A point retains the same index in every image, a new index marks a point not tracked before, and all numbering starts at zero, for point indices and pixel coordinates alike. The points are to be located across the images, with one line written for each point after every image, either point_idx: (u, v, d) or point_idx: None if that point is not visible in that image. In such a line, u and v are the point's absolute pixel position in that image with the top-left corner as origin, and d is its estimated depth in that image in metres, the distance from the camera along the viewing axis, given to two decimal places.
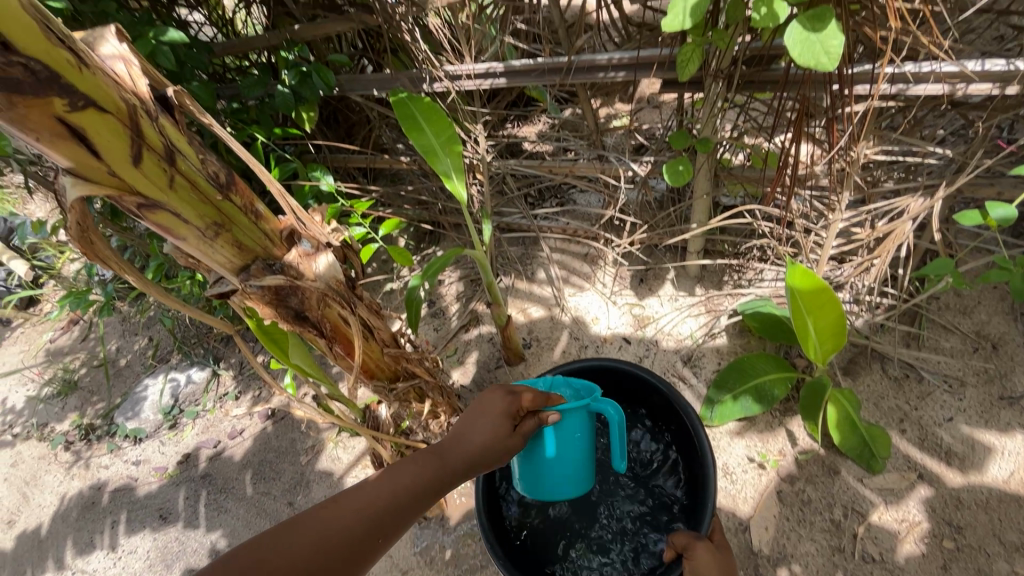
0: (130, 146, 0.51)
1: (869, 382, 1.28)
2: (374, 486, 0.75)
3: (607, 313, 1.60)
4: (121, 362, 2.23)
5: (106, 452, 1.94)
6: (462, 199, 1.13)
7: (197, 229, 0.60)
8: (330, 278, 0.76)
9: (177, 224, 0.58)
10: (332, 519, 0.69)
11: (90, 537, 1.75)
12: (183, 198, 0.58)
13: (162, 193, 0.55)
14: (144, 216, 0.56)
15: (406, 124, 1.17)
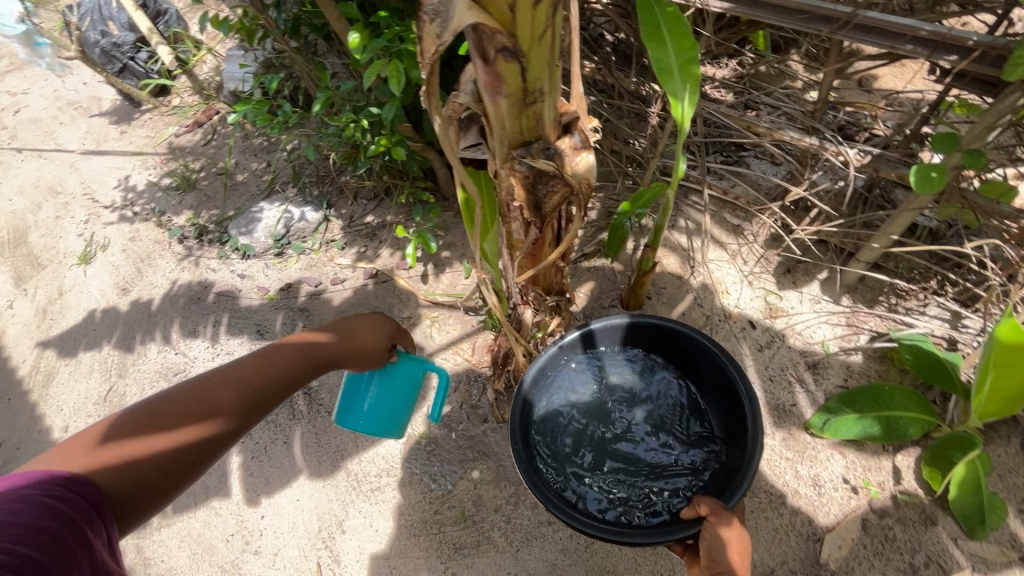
0: None
1: (1002, 453, 1.23)
2: (219, 393, 0.82)
3: (740, 291, 1.53)
4: (238, 178, 2.29)
5: (216, 257, 2.06)
6: (684, 130, 1.02)
7: (523, 91, 0.58)
8: (588, 180, 0.71)
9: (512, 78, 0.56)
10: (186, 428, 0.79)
11: (191, 326, 1.90)
12: (532, 55, 0.55)
13: (529, 43, 0.53)
14: (498, 63, 0.54)
15: (647, 31, 1.06)
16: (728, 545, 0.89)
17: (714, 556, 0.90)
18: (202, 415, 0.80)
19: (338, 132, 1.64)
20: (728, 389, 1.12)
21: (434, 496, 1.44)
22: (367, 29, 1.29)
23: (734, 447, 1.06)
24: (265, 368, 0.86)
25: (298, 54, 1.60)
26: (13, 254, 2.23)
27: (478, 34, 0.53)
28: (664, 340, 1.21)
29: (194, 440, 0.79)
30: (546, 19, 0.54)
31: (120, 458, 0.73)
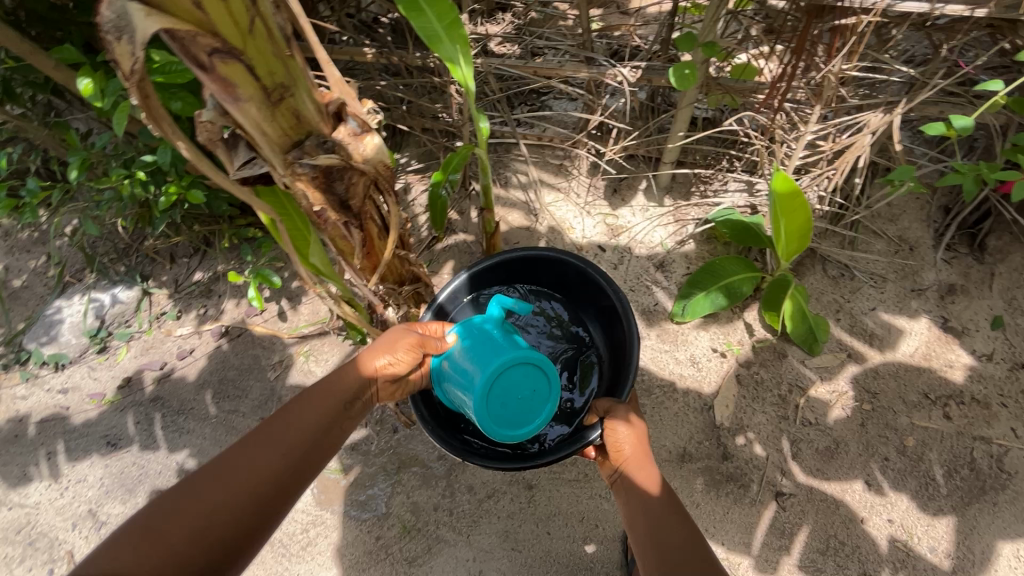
0: None
1: (812, 281, 1.49)
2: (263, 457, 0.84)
3: (582, 222, 1.66)
4: (15, 284, 1.90)
5: (21, 381, 1.72)
6: (471, 90, 1.06)
7: (262, 88, 0.59)
8: (379, 161, 0.70)
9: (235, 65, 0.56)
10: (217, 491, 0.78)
11: (20, 470, 1.59)
12: (249, 49, 0.57)
13: (235, 36, 0.55)
14: (214, 66, 0.55)
15: (403, 4, 1.05)
16: (628, 435, 1.00)
17: (619, 448, 1.01)
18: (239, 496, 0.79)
19: (115, 194, 1.42)
20: (594, 287, 1.20)
21: (370, 524, 1.39)
22: (96, 71, 1.12)
23: (618, 336, 1.17)
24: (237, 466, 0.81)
25: (27, 120, 1.35)
26: None
27: (179, 41, 0.53)
28: (523, 267, 1.25)
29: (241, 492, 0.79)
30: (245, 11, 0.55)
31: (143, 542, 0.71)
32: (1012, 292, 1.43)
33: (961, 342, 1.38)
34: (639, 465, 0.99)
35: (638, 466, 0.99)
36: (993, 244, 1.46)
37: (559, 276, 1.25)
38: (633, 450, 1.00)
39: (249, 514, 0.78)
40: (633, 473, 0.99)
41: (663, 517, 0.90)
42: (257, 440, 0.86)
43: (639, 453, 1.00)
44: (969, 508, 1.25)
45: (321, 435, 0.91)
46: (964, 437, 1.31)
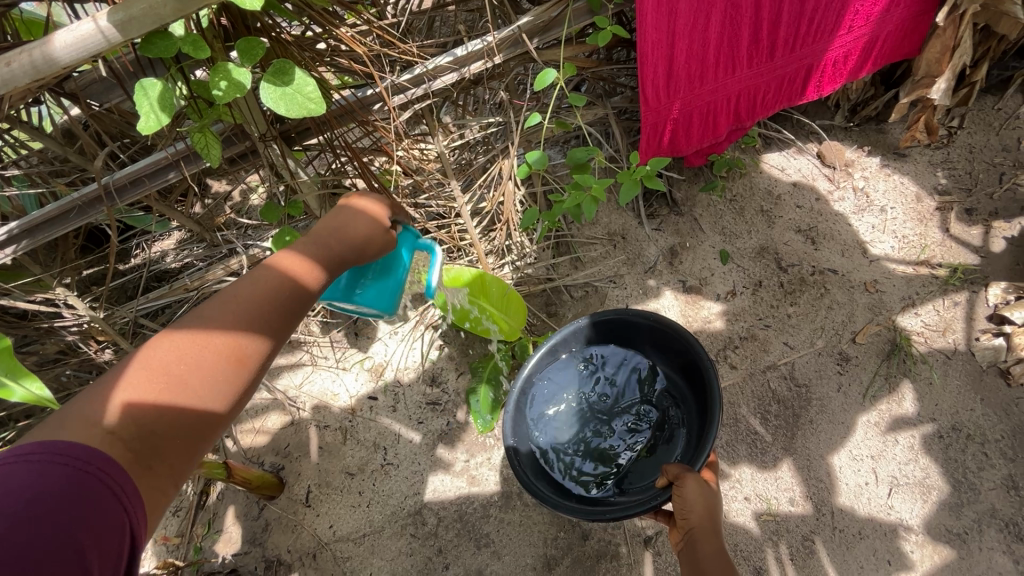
0: None
1: (567, 312, 1.46)
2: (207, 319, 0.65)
3: (343, 382, 1.51)
4: None
5: None
6: (49, 399, 0.90)
7: None
8: None
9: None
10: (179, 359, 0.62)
11: None
12: None
13: None
14: None
15: None
16: (694, 500, 0.88)
17: (683, 512, 0.89)
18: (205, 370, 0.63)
19: None
20: (693, 365, 1.08)
21: None
22: None
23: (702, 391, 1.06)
24: (193, 337, 0.64)
25: None
26: None
27: None
28: (635, 331, 1.17)
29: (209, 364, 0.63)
30: None
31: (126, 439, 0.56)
32: (719, 223, 1.51)
33: (705, 294, 1.43)
34: (705, 532, 0.86)
35: (702, 532, 0.86)
36: (680, 195, 1.55)
37: (662, 346, 1.15)
38: (697, 514, 0.87)
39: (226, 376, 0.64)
40: (696, 541, 0.86)
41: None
42: (222, 300, 0.67)
43: (707, 520, 0.87)
44: (796, 441, 1.25)
45: (283, 299, 0.69)
46: (757, 376, 1.33)
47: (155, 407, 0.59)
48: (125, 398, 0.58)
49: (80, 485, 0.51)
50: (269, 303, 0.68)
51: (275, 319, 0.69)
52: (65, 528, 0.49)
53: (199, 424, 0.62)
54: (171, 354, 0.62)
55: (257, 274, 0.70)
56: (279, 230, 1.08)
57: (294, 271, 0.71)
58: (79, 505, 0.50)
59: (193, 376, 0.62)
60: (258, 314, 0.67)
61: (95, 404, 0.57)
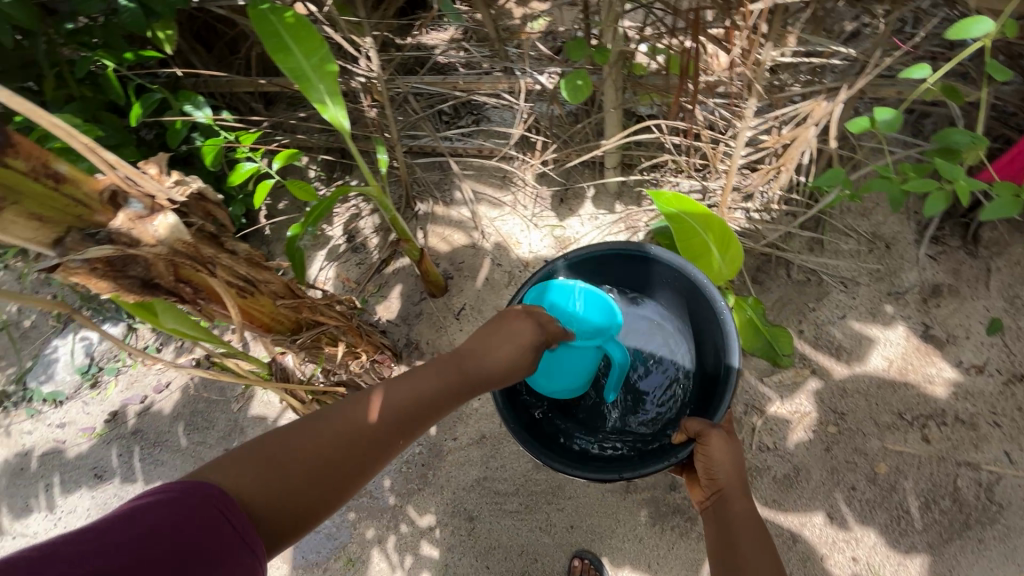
0: None
1: (776, 289, 1.33)
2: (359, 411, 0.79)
3: (529, 236, 1.58)
4: (24, 325, 2.07)
5: (27, 417, 1.86)
6: (344, 130, 1.02)
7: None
8: (174, 241, 0.68)
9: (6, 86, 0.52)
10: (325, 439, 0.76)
11: (25, 500, 1.70)
12: None
13: None
14: None
15: (269, 44, 1.01)
16: (722, 456, 0.91)
17: (712, 470, 0.92)
18: (339, 433, 0.76)
19: None
20: (698, 307, 1.13)
21: (320, 558, 1.39)
22: None
23: (707, 331, 1.11)
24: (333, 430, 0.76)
25: None
26: None
27: None
28: (645, 272, 1.19)
29: (347, 437, 0.76)
30: None
31: (270, 469, 0.71)
32: (1016, 289, 1.22)
33: (944, 353, 1.21)
34: (734, 492, 0.89)
35: (732, 492, 0.89)
36: (988, 235, 1.25)
37: (670, 288, 1.18)
38: (726, 473, 0.90)
39: (359, 434, 0.77)
40: (726, 500, 0.89)
41: (739, 536, 0.84)
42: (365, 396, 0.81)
43: (735, 480, 0.90)
44: (947, 546, 1.10)
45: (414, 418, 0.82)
46: (947, 463, 1.15)
47: (307, 482, 0.72)
48: (273, 478, 0.71)
49: (216, 516, 0.65)
50: (410, 400, 0.82)
51: (411, 414, 0.82)
52: (190, 554, 0.62)
53: (341, 463, 0.75)
54: (316, 432, 0.75)
55: (409, 383, 0.83)
56: (575, 70, 1.06)
57: (444, 382, 0.85)
58: (207, 535, 0.63)
59: (325, 435, 0.76)
60: (398, 405, 0.81)
61: (261, 458, 0.72)
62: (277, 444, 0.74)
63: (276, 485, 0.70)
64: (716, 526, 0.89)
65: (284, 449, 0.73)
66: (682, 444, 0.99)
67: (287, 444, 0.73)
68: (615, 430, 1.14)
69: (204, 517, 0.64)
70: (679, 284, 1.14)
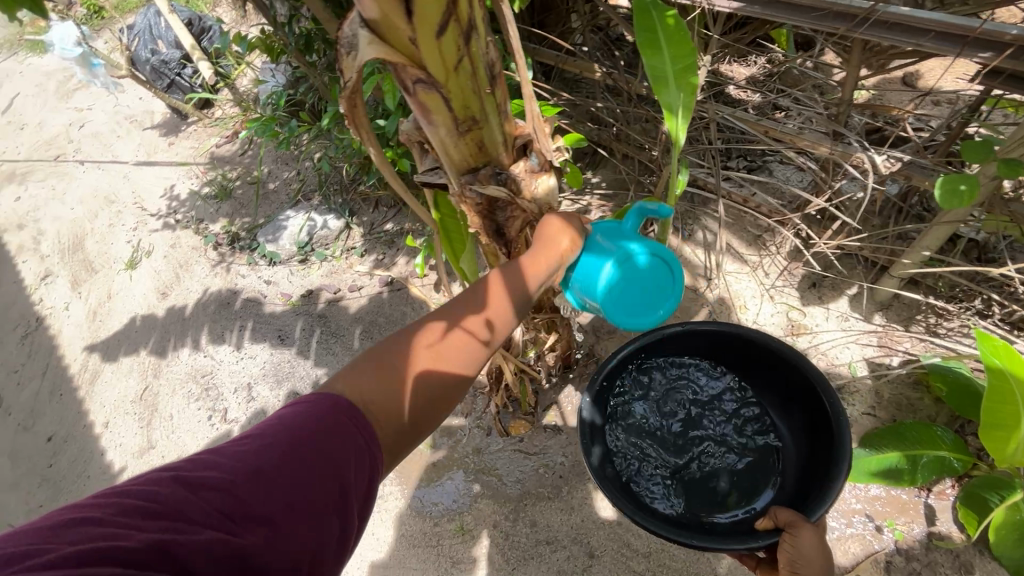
0: (442, 14, 0.51)
1: None
2: (366, 380, 0.66)
3: (760, 306, 1.44)
4: (270, 187, 2.38)
5: (245, 263, 2.14)
6: (679, 142, 0.97)
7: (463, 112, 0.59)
8: (546, 204, 0.70)
9: (513, 17, 0.66)
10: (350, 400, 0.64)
11: (221, 329, 1.97)
12: (450, 84, 0.56)
13: (444, 73, 0.55)
14: (413, 92, 0.57)
15: (641, 38, 1.01)
16: (815, 554, 0.76)
17: (795, 563, 0.77)
18: (380, 393, 0.66)
19: (351, 144, 1.71)
20: (808, 390, 0.99)
21: (434, 512, 1.42)
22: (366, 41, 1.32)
23: (818, 420, 0.97)
24: (360, 387, 0.65)
25: (312, 69, 1.69)
26: (70, 259, 2.38)
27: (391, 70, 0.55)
28: (727, 342, 1.08)
29: (379, 399, 0.65)
30: (452, 48, 0.54)
31: (284, 453, 0.58)
32: None
33: None
34: None
35: None
36: None
37: (768, 364, 1.06)
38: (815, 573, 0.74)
39: (398, 398, 0.67)
40: None
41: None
42: (375, 355, 0.69)
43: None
44: None
45: (465, 370, 0.72)
46: None
47: (368, 423, 0.64)
48: (322, 429, 0.61)
49: (307, 457, 0.59)
50: (450, 352, 0.70)
51: (454, 367, 0.71)
52: (307, 488, 0.58)
53: (393, 423, 0.66)
54: (350, 389, 0.65)
55: (426, 340, 0.70)
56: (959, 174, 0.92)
57: (474, 335, 0.71)
58: (309, 463, 0.58)
59: (363, 390, 0.65)
60: (435, 355, 0.69)
61: (266, 434, 0.59)
62: (285, 416, 0.61)
63: (323, 452, 0.60)
64: None
65: (303, 411, 0.62)
66: (766, 532, 0.86)
67: (309, 405, 0.63)
68: (694, 496, 1.01)
69: (289, 455, 0.58)
70: (783, 361, 1.02)
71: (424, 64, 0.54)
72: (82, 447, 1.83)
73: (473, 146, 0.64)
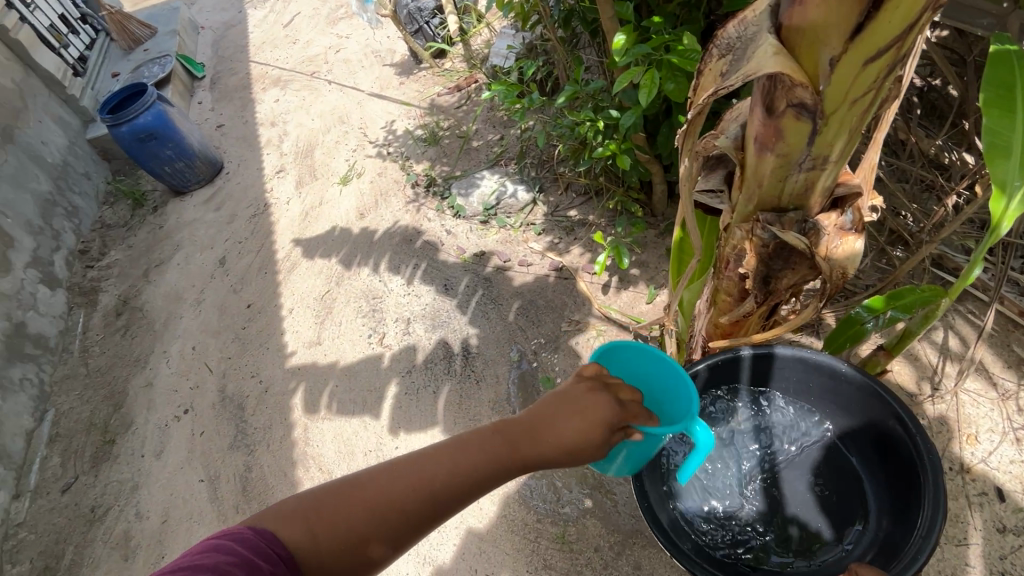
0: (873, 50, 0.52)
1: None
2: (403, 474, 0.63)
3: (998, 446, 1.15)
4: (473, 145, 2.49)
5: (434, 209, 2.28)
6: (999, 231, 0.77)
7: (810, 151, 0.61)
8: (840, 265, 0.71)
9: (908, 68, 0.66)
10: (368, 499, 0.62)
11: (398, 262, 2.14)
12: (829, 118, 0.58)
13: (834, 105, 0.57)
14: (785, 112, 0.58)
15: (987, 94, 0.82)
16: None
17: None
18: (402, 498, 0.62)
19: (572, 126, 1.70)
20: (897, 446, 0.90)
21: (540, 510, 1.40)
22: (635, 31, 1.28)
23: (903, 478, 0.89)
24: (372, 494, 0.62)
25: (561, 45, 1.70)
26: (300, 162, 2.76)
27: (776, 84, 0.57)
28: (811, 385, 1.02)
29: (404, 499, 0.62)
30: (860, 84, 0.55)
31: (315, 528, 0.60)
32: None
33: None
34: None
35: None
36: None
37: (854, 417, 0.98)
38: None
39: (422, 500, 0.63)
40: None
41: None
42: (414, 464, 0.64)
43: None
44: None
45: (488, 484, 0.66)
46: None
47: (355, 533, 0.60)
48: (310, 533, 0.59)
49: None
50: (479, 473, 0.65)
51: (482, 481, 0.65)
52: None
53: (399, 523, 0.62)
54: (363, 492, 0.62)
55: (463, 454, 0.65)
56: None
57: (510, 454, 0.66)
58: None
59: (363, 506, 0.61)
60: (461, 477, 0.64)
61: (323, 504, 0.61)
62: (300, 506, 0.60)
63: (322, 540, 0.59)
64: None
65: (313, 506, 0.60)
66: None
67: (340, 497, 0.61)
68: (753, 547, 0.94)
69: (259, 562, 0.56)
70: (870, 411, 0.95)
71: (819, 91, 0.56)
72: (268, 323, 2.13)
73: (799, 184, 0.66)
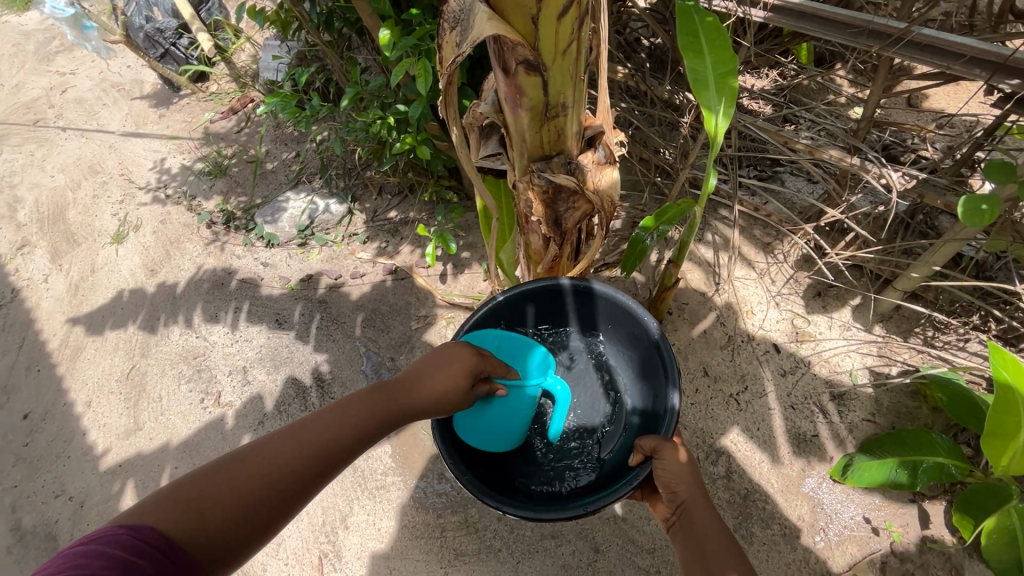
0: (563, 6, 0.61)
1: None
2: (287, 444, 0.67)
3: (766, 312, 1.47)
4: (268, 167, 2.31)
5: (241, 244, 2.06)
6: (716, 145, 0.99)
7: (548, 100, 0.71)
8: (606, 194, 0.83)
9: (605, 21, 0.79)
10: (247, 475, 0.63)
11: (214, 311, 1.90)
12: (553, 69, 0.68)
13: (552, 58, 0.66)
14: (517, 70, 0.67)
15: (682, 41, 1.02)
16: (679, 469, 0.87)
17: (670, 485, 0.87)
18: (292, 468, 0.66)
19: (365, 127, 1.68)
20: (631, 326, 1.09)
21: (438, 505, 1.41)
22: (397, 24, 1.30)
23: (641, 346, 1.09)
24: (254, 462, 0.64)
25: (331, 48, 1.65)
26: (50, 230, 2.27)
27: (501, 46, 0.65)
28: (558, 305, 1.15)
29: (290, 470, 0.65)
30: (565, 38, 0.65)
31: (189, 511, 0.58)
32: None
33: None
34: (696, 502, 0.83)
35: (695, 501, 0.83)
36: None
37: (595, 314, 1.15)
38: (683, 484, 0.85)
39: (311, 466, 0.68)
40: (690, 512, 0.83)
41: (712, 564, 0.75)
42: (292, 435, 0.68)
43: (697, 490, 0.85)
44: None
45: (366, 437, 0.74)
46: None
47: (249, 498, 0.62)
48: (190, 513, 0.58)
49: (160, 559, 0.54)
50: (353, 430, 0.73)
51: (367, 433, 0.75)
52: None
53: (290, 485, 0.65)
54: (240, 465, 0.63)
55: (339, 416, 0.73)
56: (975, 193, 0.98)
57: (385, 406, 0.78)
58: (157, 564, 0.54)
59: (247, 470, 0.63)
60: (338, 436, 0.71)
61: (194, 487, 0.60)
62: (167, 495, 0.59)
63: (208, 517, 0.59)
64: (683, 541, 0.82)
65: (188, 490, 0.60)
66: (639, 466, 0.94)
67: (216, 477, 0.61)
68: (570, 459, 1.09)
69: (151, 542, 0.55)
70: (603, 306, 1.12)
71: (535, 47, 0.65)
72: (61, 427, 1.74)
73: (553, 131, 0.76)
